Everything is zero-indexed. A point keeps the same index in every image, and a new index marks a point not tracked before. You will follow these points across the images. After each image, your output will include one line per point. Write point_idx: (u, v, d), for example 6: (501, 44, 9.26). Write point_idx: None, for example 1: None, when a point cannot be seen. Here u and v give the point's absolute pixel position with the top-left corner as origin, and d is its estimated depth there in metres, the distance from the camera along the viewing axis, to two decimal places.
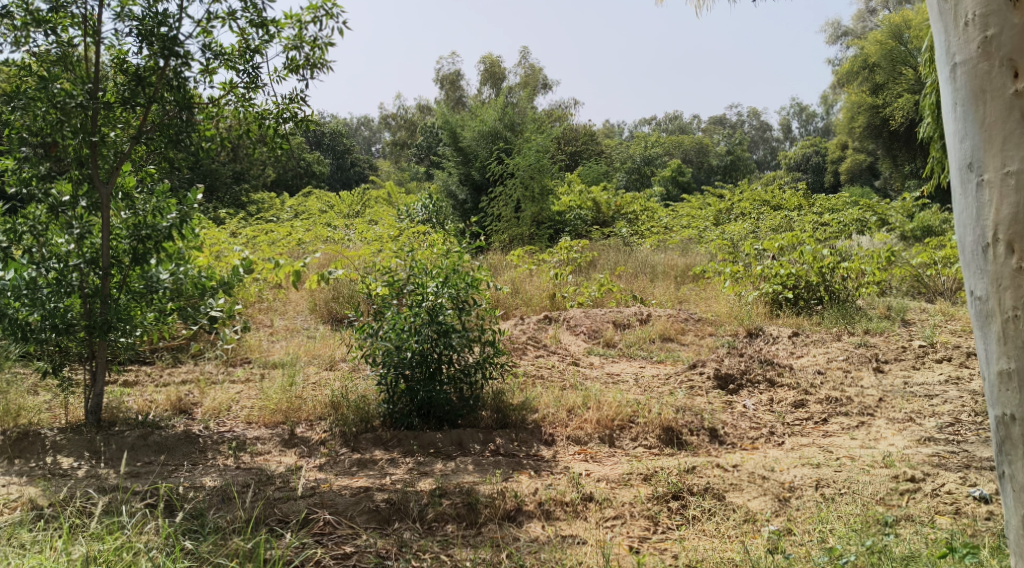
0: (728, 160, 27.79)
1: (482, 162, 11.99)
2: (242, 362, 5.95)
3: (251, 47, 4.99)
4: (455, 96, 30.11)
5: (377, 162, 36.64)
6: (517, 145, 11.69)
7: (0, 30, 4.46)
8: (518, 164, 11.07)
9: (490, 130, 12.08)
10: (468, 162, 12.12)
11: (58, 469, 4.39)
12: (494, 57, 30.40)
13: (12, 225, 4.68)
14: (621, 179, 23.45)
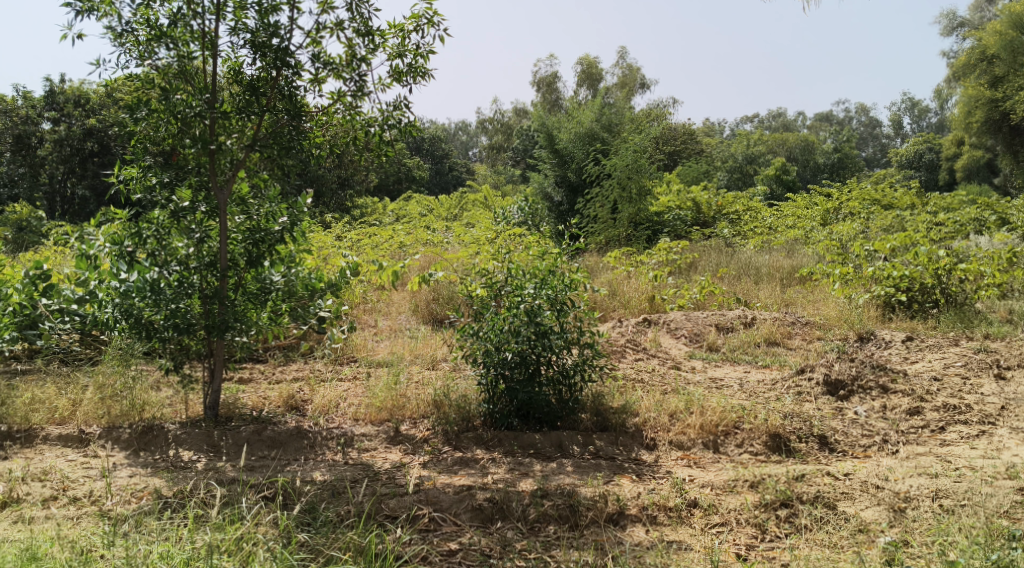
0: (835, 158, 26.87)
1: (579, 163, 12.04)
2: (348, 360, 6.12)
3: (357, 56, 5.13)
4: (552, 99, 30.26)
5: (474, 166, 37.16)
6: (614, 146, 11.61)
7: (125, 46, 4.73)
8: (615, 164, 11.04)
9: (587, 130, 12.14)
10: (565, 163, 12.16)
11: (179, 461, 4.62)
12: (591, 59, 30.41)
13: (136, 230, 4.95)
14: (722, 179, 22.98)
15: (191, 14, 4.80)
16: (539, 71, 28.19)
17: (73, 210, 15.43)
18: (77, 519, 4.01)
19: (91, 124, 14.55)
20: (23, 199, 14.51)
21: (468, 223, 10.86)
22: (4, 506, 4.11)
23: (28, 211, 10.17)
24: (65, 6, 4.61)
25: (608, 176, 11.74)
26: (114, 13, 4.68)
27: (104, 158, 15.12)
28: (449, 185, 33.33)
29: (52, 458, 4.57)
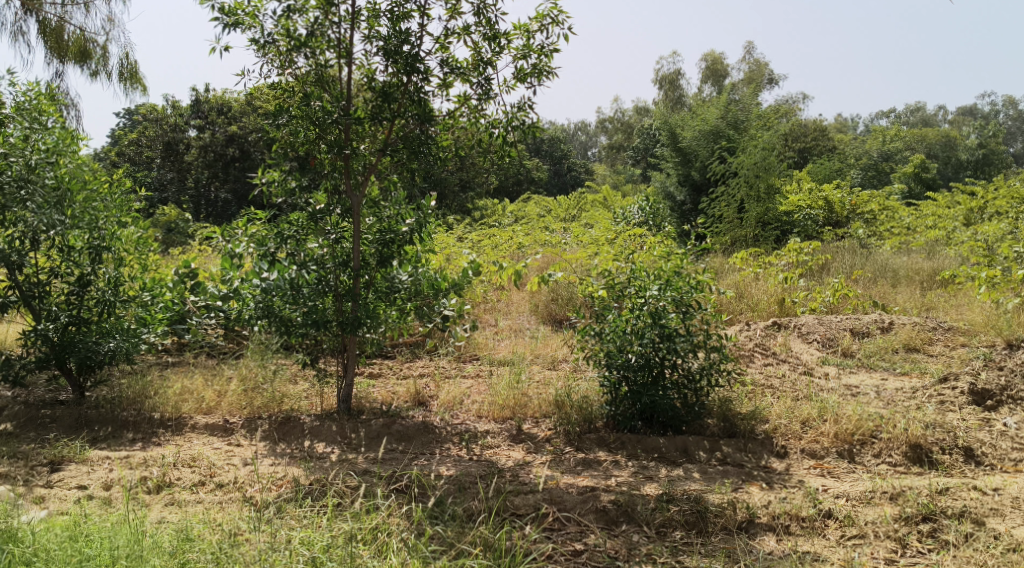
0: (980, 154, 25.32)
1: (703, 162, 11.87)
2: (471, 359, 6.23)
3: (483, 59, 5.21)
4: (674, 97, 29.96)
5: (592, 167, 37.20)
6: (740, 142, 11.34)
7: (268, 57, 4.98)
8: (742, 163, 10.85)
9: (712, 129, 11.77)
10: (688, 162, 12.08)
11: (314, 452, 4.83)
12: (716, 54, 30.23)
13: (279, 231, 5.21)
14: (854, 177, 22.09)
15: (328, 23, 4.99)
16: (660, 71, 28.61)
17: (216, 213, 16.39)
18: (223, 504, 4.23)
19: (233, 131, 15.22)
20: (173, 202, 15.46)
21: (587, 224, 10.86)
22: (158, 490, 4.36)
23: (177, 213, 10.76)
24: (214, 20, 4.88)
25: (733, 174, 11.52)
26: (257, 26, 4.92)
27: (245, 163, 15.53)
28: (567, 186, 33.34)
29: (200, 445, 4.85)
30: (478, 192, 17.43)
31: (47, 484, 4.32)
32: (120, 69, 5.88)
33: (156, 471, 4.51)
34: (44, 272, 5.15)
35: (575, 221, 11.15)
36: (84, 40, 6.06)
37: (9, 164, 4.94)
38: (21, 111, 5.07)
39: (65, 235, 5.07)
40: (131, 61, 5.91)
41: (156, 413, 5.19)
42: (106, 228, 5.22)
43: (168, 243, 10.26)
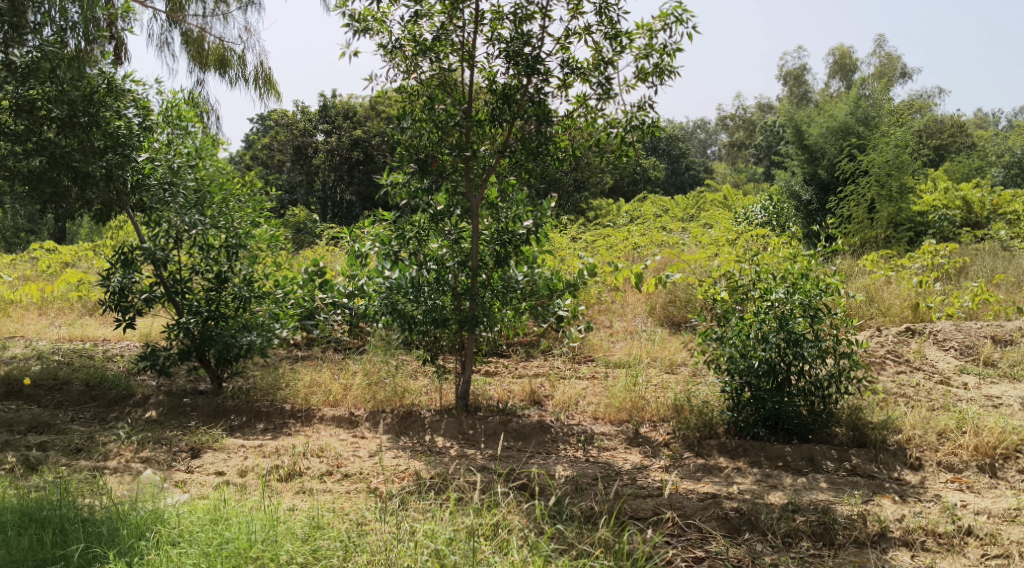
0: None
1: (831, 160, 11.61)
2: (585, 360, 6.24)
3: (604, 59, 5.21)
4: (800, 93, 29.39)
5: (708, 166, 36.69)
6: (872, 141, 10.88)
7: (395, 62, 5.14)
8: (873, 160, 10.43)
9: (841, 125, 11.63)
10: (815, 160, 11.82)
11: (434, 447, 4.94)
12: (844, 48, 29.52)
13: (401, 232, 5.41)
14: (996, 175, 21.11)
15: (452, 27, 5.11)
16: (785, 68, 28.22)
17: (342, 214, 16.75)
18: (350, 493, 4.38)
19: (358, 135, 15.63)
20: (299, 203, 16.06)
21: (705, 224, 10.62)
22: (289, 477, 4.55)
23: (306, 213, 11.11)
24: (345, 27, 5.08)
25: (863, 173, 11.19)
26: (385, 31, 5.08)
27: (370, 166, 15.98)
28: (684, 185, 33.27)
29: (327, 436, 5.05)
30: (594, 192, 17.39)
31: (188, 469, 4.57)
32: (255, 76, 6.18)
33: (287, 460, 4.72)
34: (186, 269, 5.46)
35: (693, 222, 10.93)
36: (222, 49, 6.40)
37: (155, 168, 5.36)
38: (166, 118, 5.44)
39: (206, 233, 5.33)
40: (265, 68, 6.20)
41: (287, 404, 5.45)
42: (240, 227, 5.46)
43: (301, 243, 10.63)
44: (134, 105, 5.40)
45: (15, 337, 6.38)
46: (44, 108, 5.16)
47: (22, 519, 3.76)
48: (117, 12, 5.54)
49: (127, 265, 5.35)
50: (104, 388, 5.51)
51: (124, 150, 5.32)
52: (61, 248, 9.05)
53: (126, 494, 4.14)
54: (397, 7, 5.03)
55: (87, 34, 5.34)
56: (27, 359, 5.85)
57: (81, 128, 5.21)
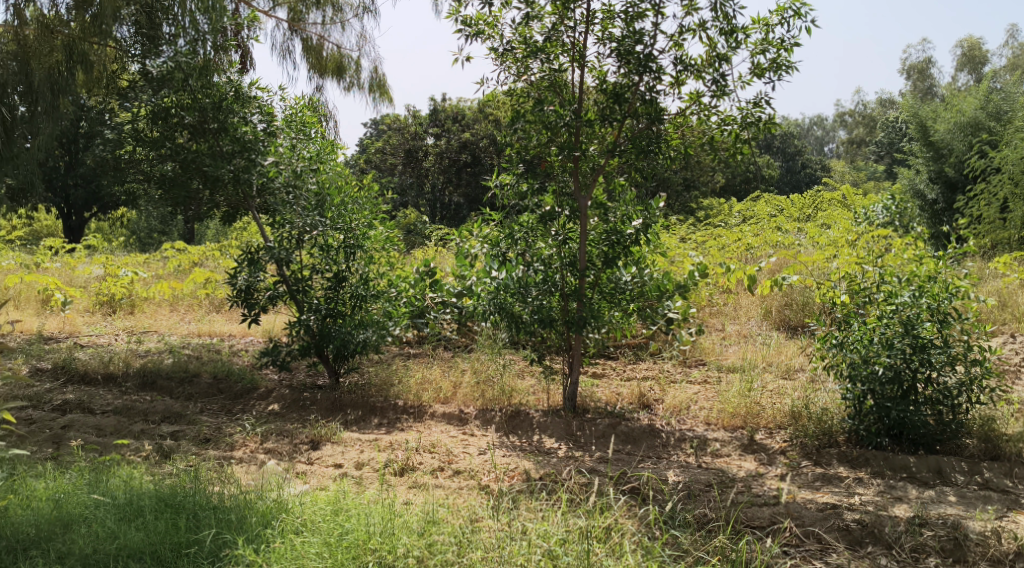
0: None
1: (959, 156, 11.06)
2: (697, 363, 6.13)
3: (718, 55, 5.11)
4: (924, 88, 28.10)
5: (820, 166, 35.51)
6: (1005, 137, 10.29)
7: (506, 64, 5.17)
8: (1007, 157, 9.83)
9: (970, 120, 11.09)
10: (941, 157, 11.32)
11: (542, 447, 4.95)
12: (975, 40, 28.01)
13: (510, 232, 5.42)
14: None
15: (563, 28, 5.12)
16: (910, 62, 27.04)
17: (450, 216, 17.30)
18: (462, 489, 4.44)
19: (467, 138, 15.95)
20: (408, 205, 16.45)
21: (822, 225, 10.27)
22: (403, 472, 4.63)
23: (417, 215, 11.31)
24: (458, 32, 5.16)
25: (995, 170, 10.56)
26: (496, 35, 5.13)
27: (478, 169, 16.24)
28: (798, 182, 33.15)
29: (438, 433, 5.13)
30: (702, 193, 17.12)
31: (308, 460, 4.73)
32: (370, 81, 6.35)
33: (401, 455, 4.81)
34: (307, 269, 5.68)
35: (809, 222, 10.56)
36: (340, 57, 6.62)
37: (279, 171, 5.51)
38: (290, 124, 5.64)
39: (326, 234, 5.54)
40: (380, 74, 6.37)
41: (400, 400, 5.57)
42: (357, 228, 5.64)
43: (411, 245, 10.81)
44: (259, 112, 5.61)
45: (149, 331, 6.76)
46: (176, 115, 5.47)
47: (159, 504, 3.94)
48: (243, 23, 5.78)
49: (252, 265, 5.58)
50: (230, 381, 5.79)
51: (250, 154, 5.52)
52: (190, 248, 9.57)
53: (252, 483, 4.32)
54: (509, 10, 5.07)
55: (217, 45, 5.60)
56: (160, 353, 6.19)
57: (211, 134, 5.51)
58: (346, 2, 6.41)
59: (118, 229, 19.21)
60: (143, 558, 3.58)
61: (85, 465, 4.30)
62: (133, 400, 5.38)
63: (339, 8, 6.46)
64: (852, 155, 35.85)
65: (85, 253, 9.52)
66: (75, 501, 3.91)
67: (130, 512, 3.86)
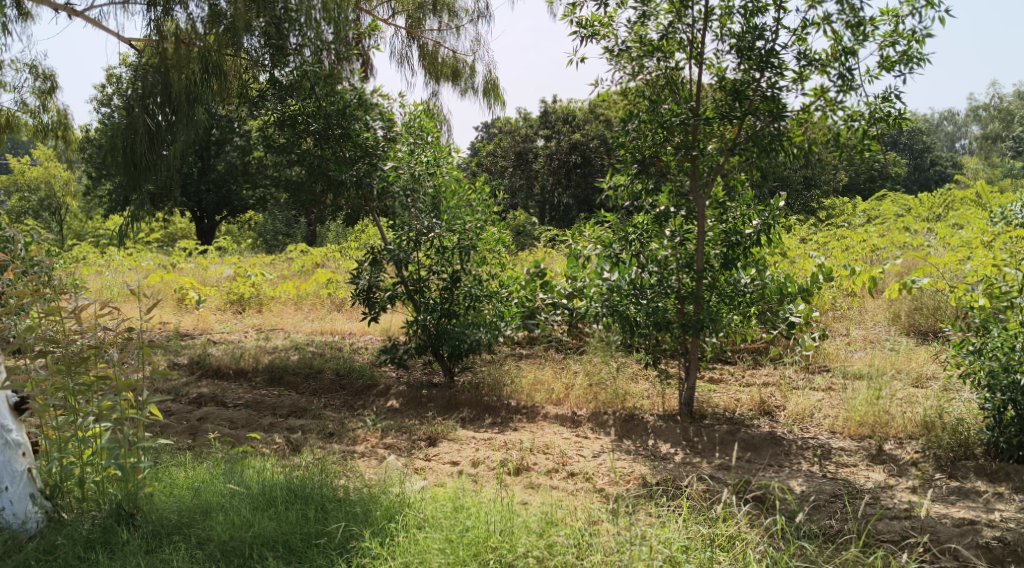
0: None
1: None
2: (820, 370, 5.93)
3: (844, 49, 4.91)
4: None
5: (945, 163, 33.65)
6: None
7: (621, 64, 5.11)
8: None
9: None
10: None
11: (658, 452, 4.86)
12: None
13: (625, 233, 5.26)
14: None
15: (680, 26, 5.02)
16: None
17: (558, 217, 16.79)
18: (576, 492, 4.39)
19: (577, 139, 15.98)
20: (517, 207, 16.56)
21: (957, 224, 9.73)
22: (518, 472, 4.64)
23: (528, 216, 11.37)
24: (573, 34, 5.15)
25: None
26: (612, 35, 5.09)
27: (587, 169, 16.21)
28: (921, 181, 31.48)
29: (552, 434, 5.11)
30: (822, 193, 16.49)
31: (426, 457, 4.82)
32: (485, 85, 6.42)
33: (515, 455, 4.82)
34: (424, 269, 5.81)
35: (940, 222, 10.05)
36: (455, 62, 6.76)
37: (398, 175, 5.72)
38: (409, 129, 5.77)
39: (442, 236, 5.67)
40: (494, 77, 6.43)
41: (513, 400, 5.61)
42: (472, 229, 5.71)
43: (525, 246, 10.86)
44: (379, 117, 5.77)
45: (276, 329, 7.05)
46: (303, 122, 5.73)
47: (289, 495, 4.10)
48: (364, 32, 5.97)
49: (373, 266, 5.76)
50: (351, 377, 5.98)
51: (371, 159, 5.73)
52: (314, 250, 10.00)
53: (375, 478, 4.43)
54: (625, 9, 5.01)
55: (340, 54, 5.81)
56: (287, 350, 6.45)
57: (335, 140, 5.73)
58: (461, 8, 6.52)
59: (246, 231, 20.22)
60: (276, 547, 3.72)
61: (221, 456, 4.53)
62: (262, 394, 5.65)
63: (455, 14, 6.57)
64: (983, 151, 33.80)
65: (217, 255, 10.07)
66: (213, 490, 4.12)
67: (263, 502, 4.03)
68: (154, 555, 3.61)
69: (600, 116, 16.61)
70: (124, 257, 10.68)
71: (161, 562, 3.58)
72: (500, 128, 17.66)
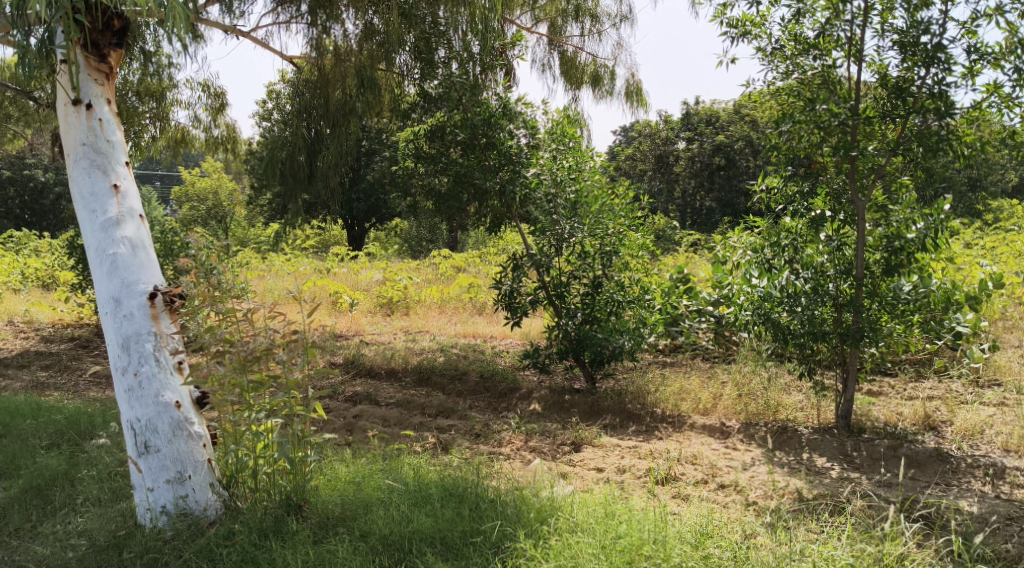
0: None
1: None
2: (991, 384, 5.56)
3: (1020, 41, 4.59)
4: None
5: None
6: None
7: (774, 63, 4.98)
8: None
9: None
10: None
11: (814, 466, 4.69)
12: None
13: (777, 238, 5.18)
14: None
15: (838, 23, 4.83)
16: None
17: (700, 222, 16.36)
18: (728, 504, 4.26)
19: (720, 140, 15.67)
20: (659, 210, 16.39)
21: None
22: (666, 482, 4.54)
23: (668, 221, 11.25)
24: (723, 35, 5.07)
25: None
26: (764, 35, 4.96)
27: (732, 171, 15.92)
28: None
29: (700, 444, 5.00)
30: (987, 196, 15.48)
31: (572, 462, 4.82)
32: (626, 88, 6.40)
33: (663, 464, 4.72)
34: (566, 274, 5.84)
35: None
36: (595, 67, 6.79)
37: (541, 182, 5.78)
38: (552, 135, 5.78)
39: (584, 240, 5.68)
40: (636, 80, 6.40)
41: (658, 408, 5.55)
42: (617, 233, 5.68)
43: (670, 251, 10.71)
44: (524, 125, 5.84)
45: (422, 331, 7.28)
46: (451, 132, 5.93)
47: (444, 493, 4.21)
48: (509, 42, 6.06)
49: (515, 271, 5.87)
50: (495, 380, 6.08)
51: (515, 167, 5.81)
52: (454, 256, 10.30)
53: (525, 479, 4.48)
54: (779, 8, 4.88)
55: (486, 64, 5.94)
56: (433, 351, 6.64)
57: (480, 149, 5.86)
58: (603, 12, 6.54)
59: (391, 237, 21.00)
60: (434, 543, 3.84)
61: (378, 453, 4.73)
62: (412, 394, 5.86)
63: (598, 19, 6.59)
64: None
65: (366, 260, 10.57)
66: (373, 485, 4.29)
67: (420, 499, 4.16)
68: (322, 546, 3.80)
69: (744, 117, 16.22)
70: (283, 262, 11.35)
71: (327, 552, 3.76)
72: (638, 133, 17.57)
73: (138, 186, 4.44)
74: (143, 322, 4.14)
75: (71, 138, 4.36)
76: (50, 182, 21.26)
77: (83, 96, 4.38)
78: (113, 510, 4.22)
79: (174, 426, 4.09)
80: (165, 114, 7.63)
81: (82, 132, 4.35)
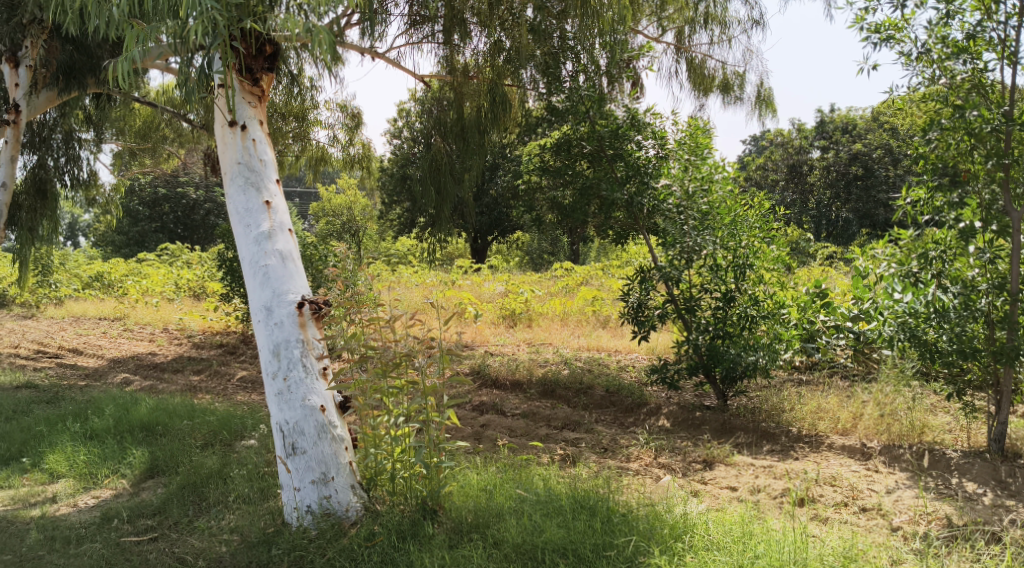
0: None
1: None
2: None
3: None
4: None
5: None
6: None
7: (919, 68, 4.78)
8: None
9: None
10: None
11: (965, 491, 4.43)
12: None
13: (923, 250, 4.83)
14: None
15: (989, 24, 4.59)
16: None
17: (836, 233, 15.87)
18: (872, 528, 4.09)
19: (858, 149, 15.30)
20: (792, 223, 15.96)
21: None
22: (803, 503, 4.40)
23: (803, 233, 10.99)
24: (864, 40, 4.90)
25: None
26: (907, 39, 4.77)
27: (870, 181, 15.38)
28: None
29: (839, 466, 4.84)
30: None
31: (703, 480, 4.73)
32: (757, 94, 6.28)
33: (799, 484, 4.57)
34: (696, 288, 5.80)
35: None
36: (724, 74, 6.72)
37: (671, 194, 5.76)
38: (683, 146, 5.73)
39: (716, 254, 5.61)
40: (767, 86, 6.28)
41: (793, 427, 5.40)
42: (751, 245, 5.59)
43: (806, 263, 10.44)
44: (651, 135, 5.81)
45: (546, 343, 7.36)
46: (578, 145, 5.98)
47: (575, 505, 4.21)
48: (636, 53, 6.05)
49: (643, 284, 5.89)
50: (621, 395, 6.06)
51: (642, 178, 5.78)
52: (578, 269, 10.37)
53: (657, 495, 4.43)
54: (925, 10, 4.69)
55: (613, 76, 5.99)
56: (558, 364, 6.69)
57: (607, 161, 5.89)
58: (732, 18, 6.45)
59: (514, 249, 21.29)
60: (566, 554, 3.84)
61: (507, 462, 4.81)
62: (537, 405, 5.93)
63: (726, 25, 6.51)
64: None
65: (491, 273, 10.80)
66: (504, 494, 4.37)
67: (552, 509, 4.18)
68: (456, 551, 3.90)
69: (883, 124, 15.64)
70: (412, 275, 11.74)
71: (462, 557, 3.85)
72: (768, 143, 17.20)
73: (287, 202, 4.70)
74: (292, 329, 4.37)
75: (227, 157, 4.67)
76: (199, 200, 22.72)
77: (239, 117, 4.68)
78: (262, 508, 4.48)
79: (319, 429, 4.29)
80: (306, 133, 8.06)
81: (238, 151, 4.64)
